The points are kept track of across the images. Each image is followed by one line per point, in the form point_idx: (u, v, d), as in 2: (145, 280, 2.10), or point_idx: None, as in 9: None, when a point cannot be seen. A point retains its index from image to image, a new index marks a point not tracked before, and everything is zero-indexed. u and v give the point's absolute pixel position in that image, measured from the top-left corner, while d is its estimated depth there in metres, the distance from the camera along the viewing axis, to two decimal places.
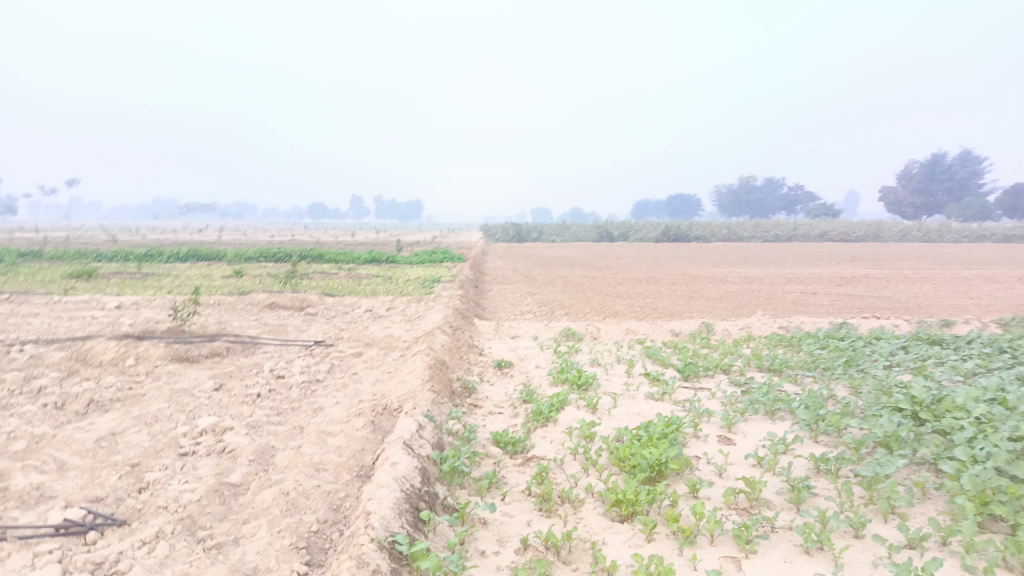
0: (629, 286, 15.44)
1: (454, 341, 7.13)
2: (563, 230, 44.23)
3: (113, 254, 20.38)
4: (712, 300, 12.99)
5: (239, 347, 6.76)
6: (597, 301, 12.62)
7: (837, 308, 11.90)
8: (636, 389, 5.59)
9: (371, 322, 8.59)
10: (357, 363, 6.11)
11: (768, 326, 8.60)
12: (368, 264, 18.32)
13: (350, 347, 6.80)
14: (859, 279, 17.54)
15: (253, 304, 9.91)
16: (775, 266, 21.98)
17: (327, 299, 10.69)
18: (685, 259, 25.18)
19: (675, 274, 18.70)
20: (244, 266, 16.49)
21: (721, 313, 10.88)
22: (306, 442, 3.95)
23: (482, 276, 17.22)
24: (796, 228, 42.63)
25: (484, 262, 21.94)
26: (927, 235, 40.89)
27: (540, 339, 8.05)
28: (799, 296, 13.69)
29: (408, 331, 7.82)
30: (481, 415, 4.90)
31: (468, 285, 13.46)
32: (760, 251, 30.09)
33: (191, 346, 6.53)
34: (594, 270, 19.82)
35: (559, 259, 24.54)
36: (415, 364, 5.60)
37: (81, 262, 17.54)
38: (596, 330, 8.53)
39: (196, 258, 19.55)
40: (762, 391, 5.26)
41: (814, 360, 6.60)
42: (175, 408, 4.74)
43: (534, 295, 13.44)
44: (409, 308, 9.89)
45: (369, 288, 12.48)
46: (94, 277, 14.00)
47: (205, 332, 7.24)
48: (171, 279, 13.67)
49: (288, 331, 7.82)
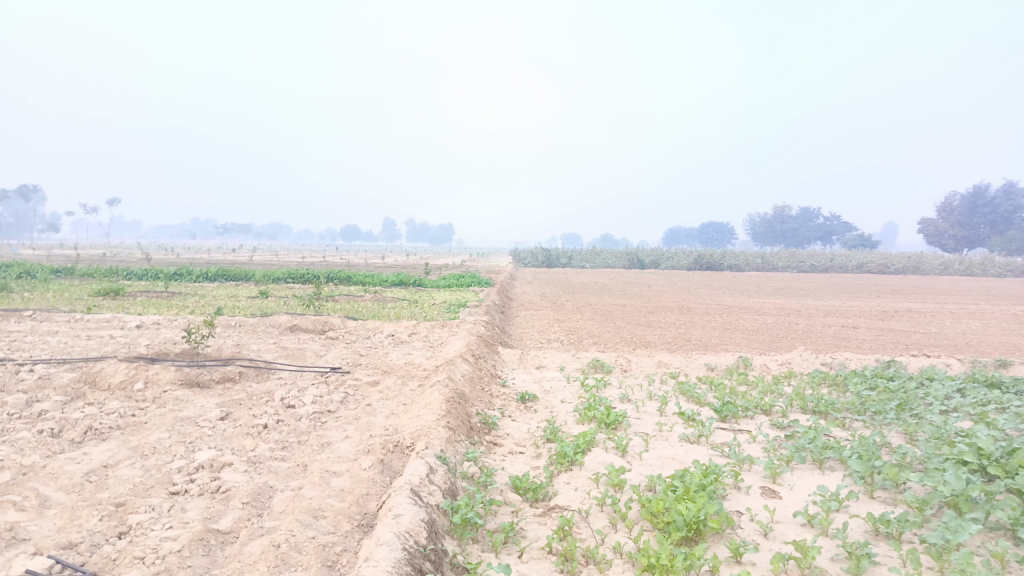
0: (661, 316, 15.00)
1: (476, 371, 6.78)
2: (592, 257, 43.81)
3: (144, 272, 20.52)
4: (748, 332, 12.50)
5: (252, 373, 6.49)
6: (627, 331, 12.18)
7: (881, 344, 11.32)
8: (669, 429, 5.18)
9: (392, 348, 8.29)
10: (372, 393, 5.80)
11: (810, 363, 8.10)
12: (395, 287, 18.10)
13: (366, 376, 6.49)
14: (902, 314, 16.87)
15: (274, 327, 9.70)
16: (812, 298, 21.33)
17: (350, 323, 10.44)
18: (718, 288, 24.58)
19: (708, 304, 18.20)
20: (271, 287, 16.38)
21: (757, 347, 10.40)
22: (307, 483, 3.62)
23: (510, 302, 16.92)
24: (832, 258, 41.70)
25: (512, 288, 21.65)
26: (969, 268, 39.62)
27: (568, 371, 7.67)
28: (839, 331, 13.12)
29: (429, 358, 7.50)
30: (500, 455, 4.55)
31: (495, 311, 13.15)
32: (795, 282, 29.36)
33: (202, 370, 6.28)
34: (625, 298, 19.40)
35: (589, 285, 24.16)
36: (433, 396, 5.27)
37: (110, 279, 17.59)
38: (626, 362, 8.12)
39: (224, 278, 19.55)
40: (807, 437, 4.81)
41: (861, 402, 6.12)
42: (177, 438, 4.46)
43: (562, 323, 13.05)
44: (432, 334, 9.57)
45: (394, 312, 12.22)
46: (120, 296, 13.94)
47: (220, 355, 7.00)
48: (197, 299, 13.57)
49: (306, 356, 7.55)
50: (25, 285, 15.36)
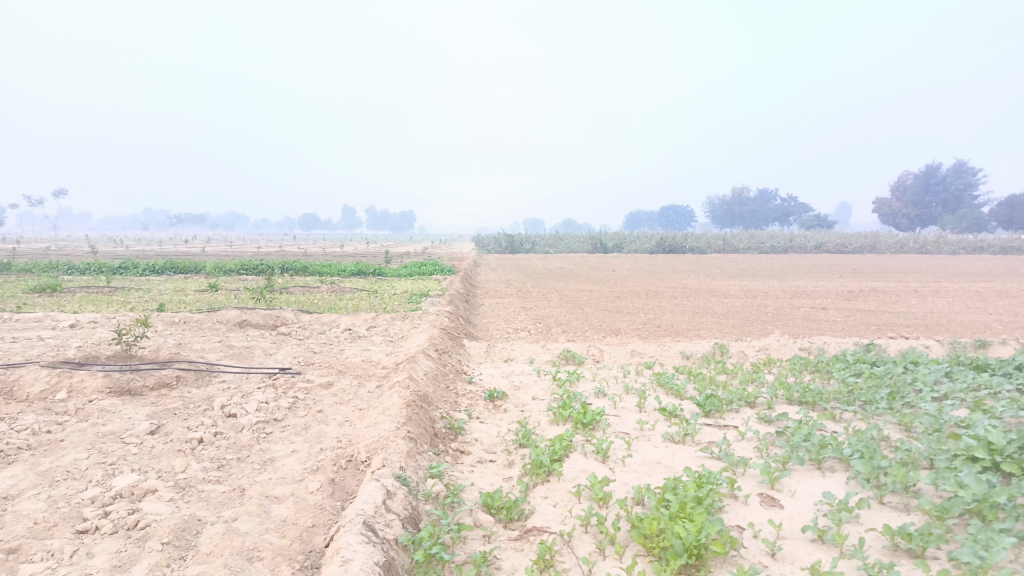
0: (628, 300, 14.67)
1: (439, 368, 6.27)
2: (556, 242, 43.52)
3: (86, 267, 19.52)
4: (718, 316, 12.21)
5: (191, 377, 5.89)
6: (596, 318, 11.78)
7: (852, 326, 11.12)
8: (652, 428, 4.74)
9: (348, 344, 7.73)
10: (324, 397, 5.26)
11: (788, 348, 7.77)
12: (354, 277, 17.44)
13: (318, 377, 5.94)
14: (867, 293, 16.82)
15: (222, 323, 9.05)
16: (776, 279, 21.27)
17: (304, 317, 9.83)
18: (682, 271, 24.38)
19: (674, 287, 17.95)
20: (221, 279, 15.58)
21: (731, 332, 10.08)
22: (244, 514, 3.10)
23: (473, 290, 16.42)
24: (791, 239, 42.05)
25: (475, 275, 21.16)
26: (923, 246, 40.28)
27: (537, 363, 7.21)
28: (809, 312, 12.91)
29: (388, 355, 6.97)
30: (468, 466, 4.08)
31: (458, 299, 12.64)
32: (758, 263, 29.44)
33: (134, 377, 5.66)
34: (590, 283, 19.04)
35: (554, 271, 23.79)
36: (391, 399, 4.75)
37: (49, 275, 16.57)
38: (598, 352, 7.69)
39: (173, 270, 18.65)
40: (801, 433, 4.43)
41: (849, 391, 5.77)
42: (95, 459, 3.86)
43: (528, 311, 12.60)
44: (392, 327, 9.01)
45: (351, 303, 11.61)
46: (57, 292, 13.05)
47: (157, 357, 6.37)
48: (140, 294, 12.76)
49: (254, 355, 6.95)
50: None
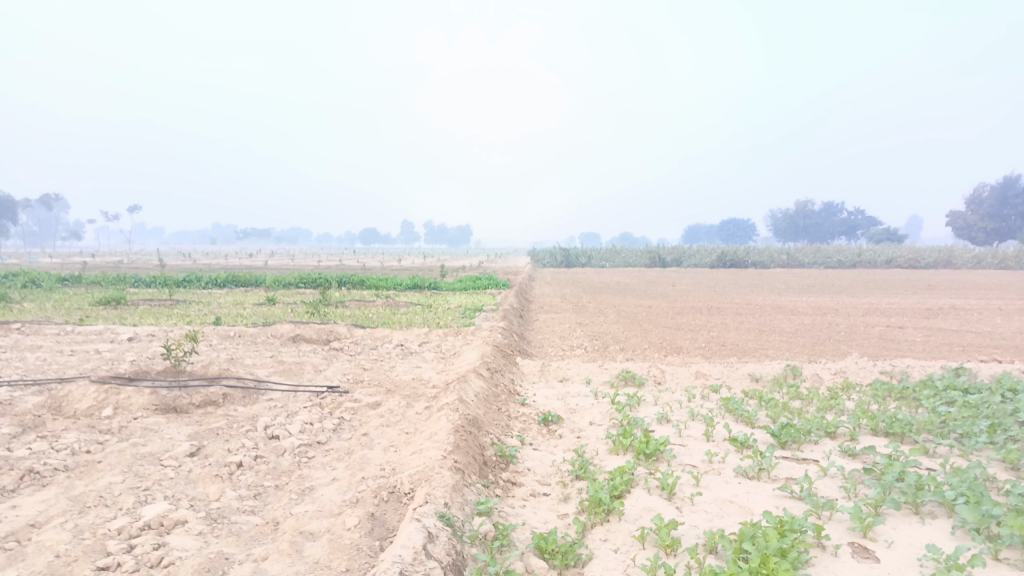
0: (689, 317, 14.13)
1: (491, 389, 5.97)
2: (613, 256, 42.91)
3: (152, 279, 20.05)
4: (786, 334, 11.59)
5: (238, 394, 5.74)
6: (655, 335, 11.32)
7: (934, 347, 10.36)
8: (721, 461, 4.32)
9: (399, 361, 7.50)
10: (371, 418, 5.00)
11: (868, 372, 7.19)
12: (409, 291, 17.37)
13: (366, 396, 5.70)
14: (947, 311, 15.83)
15: (275, 337, 8.98)
16: (846, 295, 20.32)
17: (356, 331, 9.70)
18: (745, 287, 23.55)
19: (738, 303, 17.29)
20: (278, 293, 15.69)
21: (801, 352, 9.49)
22: (274, 553, 2.84)
23: (529, 305, 16.13)
24: (859, 254, 40.44)
25: (531, 289, 20.87)
26: (1003, 261, 38.13)
27: (595, 385, 6.83)
28: (884, 332, 12.13)
29: (439, 373, 6.71)
30: (520, 500, 3.75)
31: (514, 315, 12.36)
32: (825, 279, 28.28)
33: (181, 394, 5.53)
34: (649, 298, 18.53)
35: (612, 285, 23.34)
36: (439, 424, 4.46)
37: (116, 287, 17.02)
38: (660, 373, 7.27)
39: (234, 284, 18.98)
40: (893, 471, 3.95)
41: (942, 421, 5.21)
42: (129, 484, 3.67)
43: (585, 328, 12.23)
44: (445, 343, 8.78)
45: (405, 318, 11.44)
46: (121, 305, 13.31)
47: (206, 373, 6.26)
48: (199, 307, 12.91)
49: (303, 372, 6.79)
50: (27, 295, 14.83)
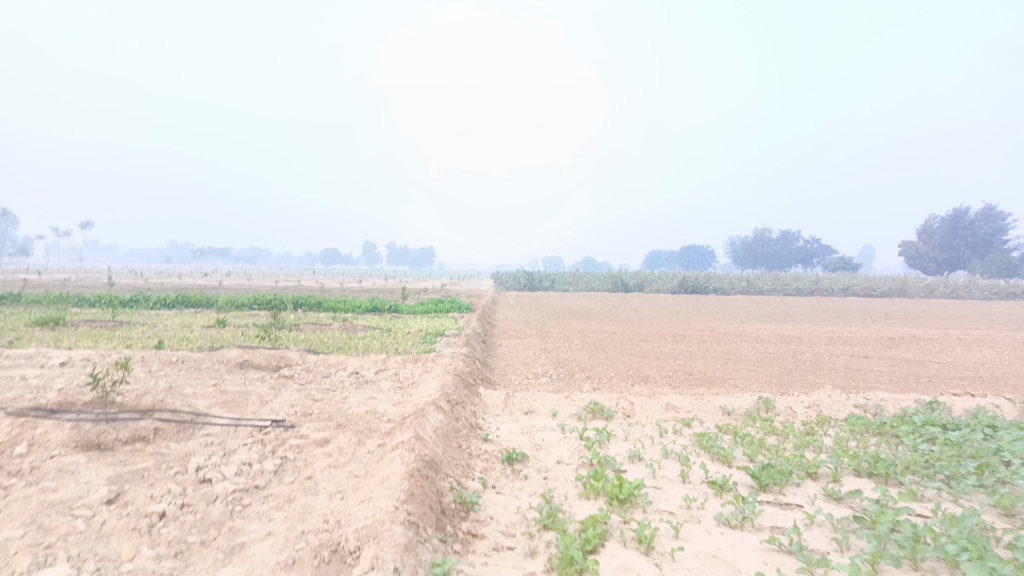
0: (655, 344, 13.88)
1: (451, 423, 5.55)
2: (576, 280, 42.81)
3: (95, 299, 19.11)
4: (753, 363, 11.40)
5: (172, 429, 5.21)
6: (621, 363, 11.01)
7: (901, 378, 10.23)
8: (701, 507, 3.98)
9: (353, 391, 7.03)
10: (318, 458, 4.54)
11: (842, 406, 6.95)
12: (368, 314, 16.84)
13: (314, 432, 5.23)
14: (908, 341, 15.89)
15: (222, 363, 8.41)
16: (807, 323, 20.39)
17: (309, 357, 9.19)
18: (708, 313, 23.51)
19: (702, 330, 17.14)
20: (230, 315, 15.01)
21: (770, 383, 9.26)
22: None
23: (492, 330, 15.73)
24: (816, 282, 41.01)
25: (494, 313, 20.49)
26: (955, 291, 39.00)
27: (562, 418, 6.45)
28: (850, 362, 12.01)
29: (396, 405, 6.26)
30: (482, 556, 3.34)
31: (475, 341, 11.94)
32: (786, 306, 28.47)
33: (106, 428, 4.98)
34: (613, 324, 18.28)
35: (575, 310, 23.11)
36: (392, 467, 4.03)
37: (55, 307, 16.10)
38: (629, 405, 6.93)
39: (184, 304, 18.18)
40: (887, 521, 3.64)
41: (926, 461, 4.95)
42: (28, 539, 3.16)
43: (549, 354, 11.88)
44: (403, 371, 8.33)
45: (362, 343, 10.94)
46: (58, 326, 12.50)
47: (139, 404, 5.72)
48: (143, 330, 12.20)
49: (248, 403, 6.27)
50: None
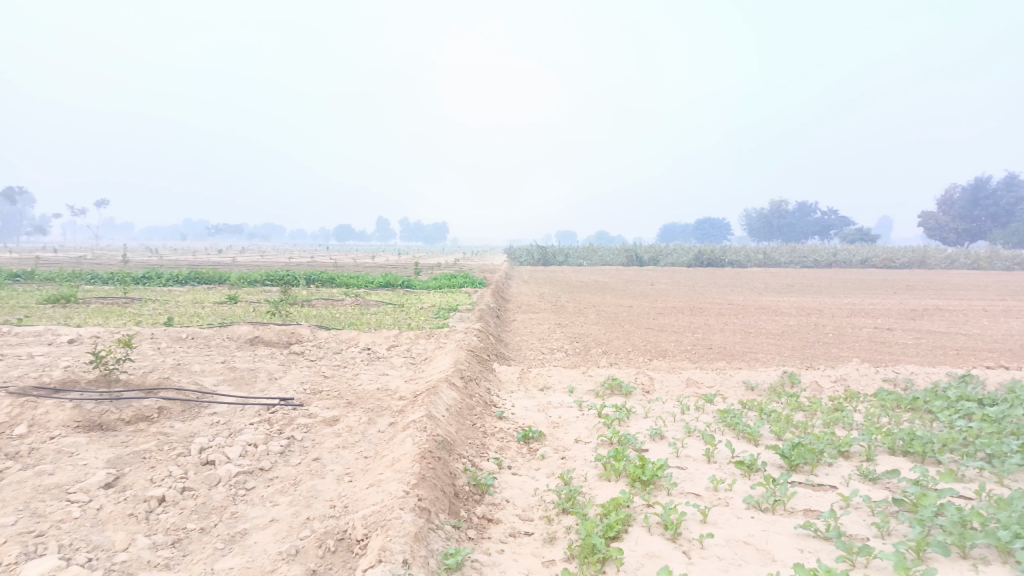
0: (672, 317, 13.62)
1: (465, 401, 5.35)
2: (590, 254, 42.45)
3: (109, 276, 19.07)
4: (774, 336, 11.13)
5: (177, 408, 5.04)
6: (638, 337, 10.78)
7: (928, 350, 9.93)
8: (729, 489, 3.76)
9: (364, 367, 6.85)
10: (326, 438, 4.36)
11: (870, 380, 6.69)
12: (381, 289, 16.69)
13: (323, 410, 5.05)
14: (931, 312, 15.52)
15: (232, 340, 8.26)
16: (827, 295, 20.03)
17: (320, 333, 9.02)
18: (725, 286, 23.20)
19: (720, 303, 16.85)
20: (242, 291, 14.89)
21: (792, 356, 9.00)
22: None
23: (506, 304, 15.53)
24: (834, 253, 40.43)
25: (508, 288, 20.27)
26: (976, 262, 38.29)
27: (579, 395, 6.24)
28: (874, 334, 11.70)
29: (408, 382, 6.07)
30: (497, 543, 3.15)
31: (489, 315, 11.74)
32: (803, 278, 28.05)
33: (109, 408, 4.81)
34: (630, 298, 18.02)
35: (590, 284, 22.84)
36: (402, 447, 3.83)
37: (68, 285, 16.07)
38: (648, 381, 6.70)
39: (197, 281, 18.11)
40: (929, 504, 3.40)
41: (964, 439, 4.69)
42: (18, 527, 2.99)
43: (565, 328, 11.67)
44: (416, 347, 8.15)
45: (374, 319, 10.77)
46: (70, 304, 12.43)
47: (144, 382, 5.56)
48: (155, 307, 12.09)
49: (256, 381, 6.10)
50: None
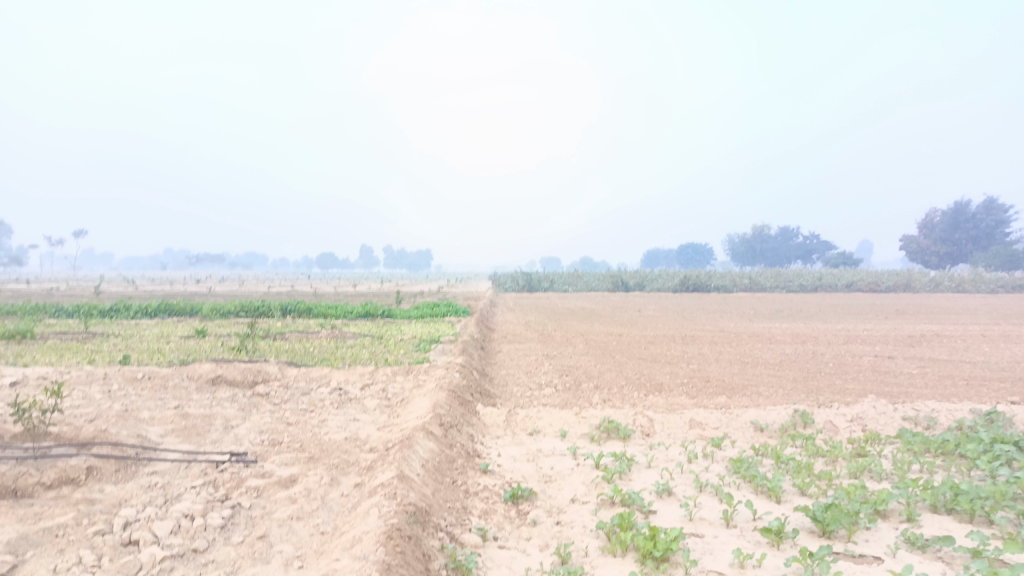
0: (664, 347, 13.03)
1: (444, 453, 4.71)
2: (575, 280, 41.89)
3: (74, 309, 18.21)
4: (773, 367, 10.56)
5: (110, 468, 4.35)
6: (631, 369, 10.17)
7: (936, 381, 9.38)
8: (758, 566, 3.15)
9: (334, 412, 6.18)
10: (280, 506, 3.70)
11: (889, 419, 6.13)
12: (360, 319, 16.02)
13: (279, 468, 4.38)
14: (928, 338, 15.06)
15: (192, 380, 7.55)
16: (818, 321, 19.56)
17: (290, 371, 8.33)
18: (714, 312, 22.71)
19: (711, 331, 16.30)
20: (212, 323, 14.13)
21: (797, 389, 8.43)
22: None
23: (491, 334, 14.89)
24: (820, 278, 40.19)
25: (493, 316, 19.67)
26: (961, 285, 38.10)
27: (572, 440, 5.61)
28: (875, 363, 11.18)
29: (381, 430, 5.41)
30: None
31: (473, 347, 11.10)
32: (792, 303, 27.68)
33: (27, 470, 4.11)
34: (618, 325, 17.45)
35: (577, 311, 22.30)
36: (366, 522, 3.19)
37: (28, 318, 15.23)
38: (648, 422, 6.09)
39: (168, 313, 17.31)
40: None
41: (1014, 492, 4.12)
42: None
43: (553, 360, 11.06)
44: (392, 386, 7.49)
45: (350, 353, 10.09)
46: (24, 340, 11.62)
47: (77, 435, 4.85)
48: (116, 342, 11.33)
49: (209, 430, 5.41)
50: None
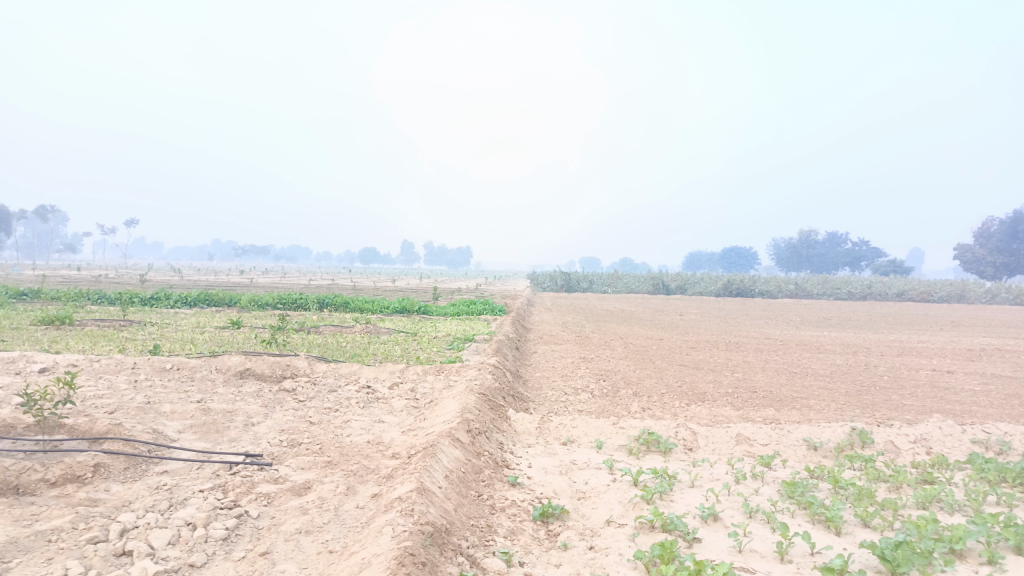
0: (706, 353, 12.52)
1: (470, 463, 4.39)
2: (614, 281, 41.30)
3: (117, 296, 18.41)
4: (823, 378, 10.00)
5: (119, 466, 4.12)
6: (672, 376, 9.73)
7: (1002, 400, 8.75)
8: None
9: (359, 412, 5.92)
10: (290, 517, 3.41)
11: (957, 441, 5.63)
12: (395, 315, 15.84)
13: (294, 474, 4.10)
14: (989, 353, 14.24)
15: (219, 372, 7.36)
16: (869, 331, 18.74)
17: (319, 366, 8.11)
18: (759, 318, 21.99)
19: (755, 337, 15.72)
20: (248, 315, 14.06)
21: (850, 404, 7.91)
22: None
23: (527, 334, 14.56)
24: (869, 285, 38.87)
25: (529, 316, 19.35)
26: (1019, 297, 36.43)
27: (609, 452, 5.24)
28: (934, 378, 10.53)
29: (405, 434, 5.11)
30: None
31: (508, 347, 10.78)
32: (839, 311, 26.75)
33: (32, 466, 3.90)
34: (658, 329, 16.95)
35: (616, 313, 21.82)
36: (379, 542, 2.88)
37: (69, 305, 15.37)
38: (691, 435, 5.68)
39: (206, 304, 17.35)
40: None
41: None
42: None
43: (590, 364, 10.68)
44: (422, 386, 7.21)
45: (381, 350, 9.84)
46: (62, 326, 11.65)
47: (90, 428, 4.63)
48: (151, 330, 11.28)
49: (228, 427, 5.17)
50: None
